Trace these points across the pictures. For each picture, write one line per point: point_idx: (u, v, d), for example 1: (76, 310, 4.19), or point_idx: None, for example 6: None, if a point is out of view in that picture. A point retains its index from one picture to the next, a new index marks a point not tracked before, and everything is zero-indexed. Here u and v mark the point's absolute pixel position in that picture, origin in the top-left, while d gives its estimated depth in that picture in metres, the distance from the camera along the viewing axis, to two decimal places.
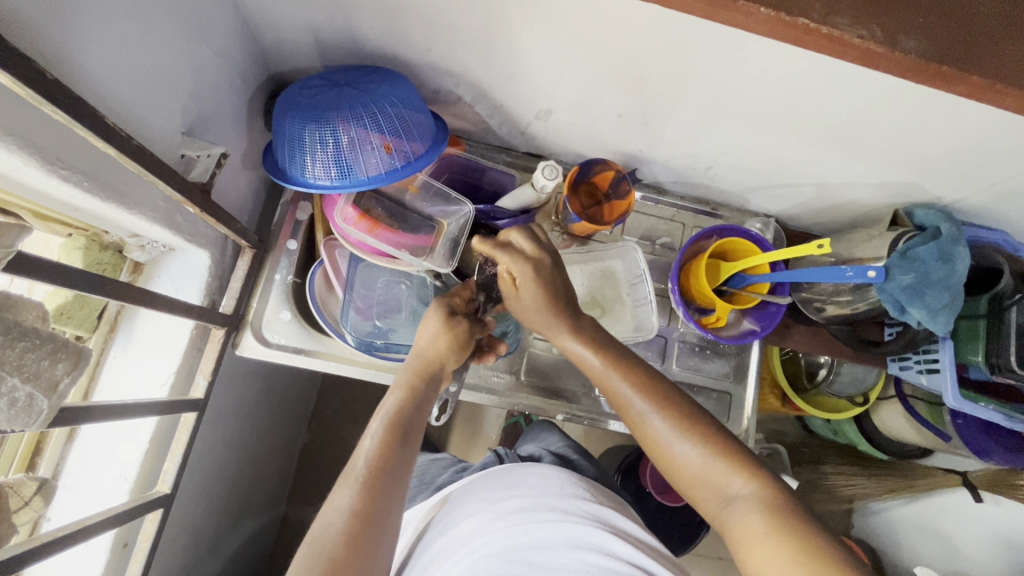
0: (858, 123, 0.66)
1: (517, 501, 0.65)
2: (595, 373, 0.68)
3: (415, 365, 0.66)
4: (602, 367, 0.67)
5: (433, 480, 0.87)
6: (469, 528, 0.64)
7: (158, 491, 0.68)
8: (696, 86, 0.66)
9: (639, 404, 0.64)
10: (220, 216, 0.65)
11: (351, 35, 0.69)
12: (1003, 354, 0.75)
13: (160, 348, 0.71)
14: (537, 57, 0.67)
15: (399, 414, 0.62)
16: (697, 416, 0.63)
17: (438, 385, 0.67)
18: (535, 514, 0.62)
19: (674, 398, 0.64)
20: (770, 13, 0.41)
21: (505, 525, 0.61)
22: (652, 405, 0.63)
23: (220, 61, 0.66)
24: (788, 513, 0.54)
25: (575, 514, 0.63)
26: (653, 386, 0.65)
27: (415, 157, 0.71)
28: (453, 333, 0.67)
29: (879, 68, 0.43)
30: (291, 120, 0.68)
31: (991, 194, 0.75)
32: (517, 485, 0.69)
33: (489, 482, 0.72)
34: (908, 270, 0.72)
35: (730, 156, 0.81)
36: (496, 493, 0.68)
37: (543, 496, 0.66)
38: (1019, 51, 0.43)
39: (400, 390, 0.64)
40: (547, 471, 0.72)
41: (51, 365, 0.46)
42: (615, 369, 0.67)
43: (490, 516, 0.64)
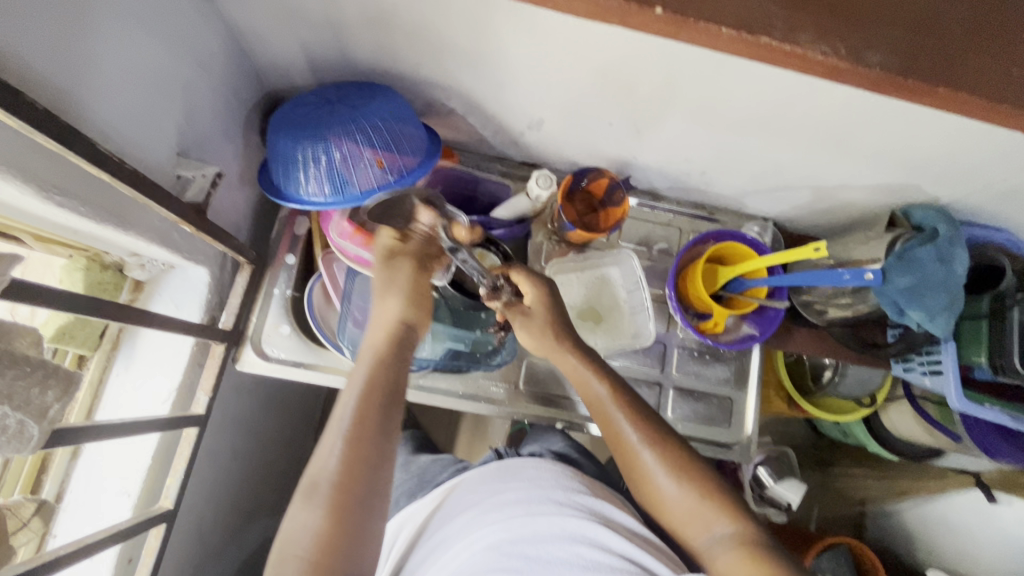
0: (849, 126, 0.66)
1: (513, 494, 0.66)
2: (595, 404, 0.69)
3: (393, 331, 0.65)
4: (606, 397, 0.68)
5: (435, 478, 0.88)
6: (467, 521, 0.65)
7: (161, 506, 0.69)
8: (685, 94, 0.66)
9: (635, 437, 0.65)
10: (216, 235, 0.66)
11: (343, 52, 0.70)
12: (1006, 355, 0.74)
13: (162, 365, 0.72)
14: (525, 69, 0.67)
15: (375, 377, 0.61)
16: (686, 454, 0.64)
17: (409, 341, 0.66)
18: (531, 506, 0.63)
19: (670, 436, 0.65)
20: (733, 33, 0.41)
21: (502, 517, 0.61)
22: (648, 440, 0.64)
23: (213, 81, 0.67)
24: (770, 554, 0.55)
25: (571, 505, 0.64)
26: (647, 421, 0.66)
27: (408, 171, 0.71)
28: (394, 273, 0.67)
29: (847, 82, 0.43)
30: (284, 138, 0.68)
31: (990, 193, 0.74)
32: (513, 478, 0.70)
33: (487, 477, 0.72)
34: (906, 272, 0.71)
35: (723, 161, 0.80)
36: (493, 486, 0.70)
37: (538, 489, 0.66)
38: (994, 62, 0.43)
39: (375, 350, 0.63)
40: (543, 464, 0.73)
41: (41, 393, 0.47)
42: (619, 407, 0.67)
43: (487, 509, 0.65)
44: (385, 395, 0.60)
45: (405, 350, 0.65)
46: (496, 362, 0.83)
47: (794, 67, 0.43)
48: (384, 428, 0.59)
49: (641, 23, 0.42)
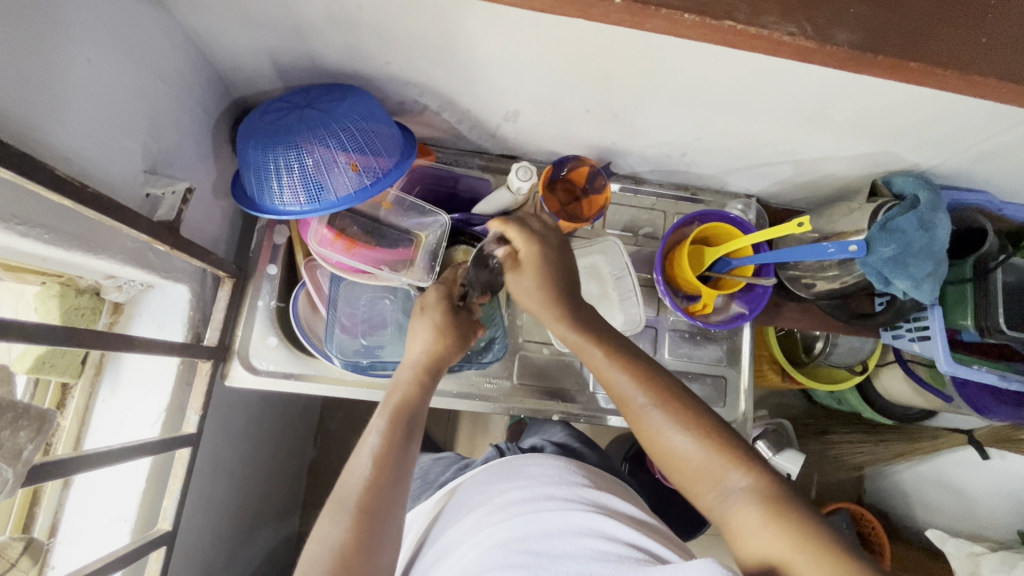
0: (824, 99, 0.65)
1: (518, 492, 0.65)
2: (594, 364, 0.67)
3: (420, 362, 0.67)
4: (602, 358, 0.66)
5: (437, 479, 0.87)
6: (471, 521, 0.65)
7: (159, 529, 0.68)
8: (660, 76, 0.65)
9: (640, 398, 0.62)
10: (192, 251, 0.65)
11: (309, 55, 0.68)
12: (992, 316, 0.75)
13: (148, 387, 0.71)
14: (496, 62, 0.66)
15: (402, 408, 0.63)
16: (693, 405, 0.62)
17: (441, 377, 0.69)
18: (536, 504, 0.63)
19: (675, 390, 0.63)
20: (697, 18, 0.41)
21: (508, 517, 0.61)
22: (651, 397, 0.62)
23: (176, 93, 0.65)
24: (789, 509, 0.53)
25: (575, 500, 0.64)
26: (649, 377, 0.64)
27: (384, 173, 0.70)
28: (454, 324, 0.70)
29: (817, 61, 0.43)
30: (254, 148, 0.67)
31: (968, 157, 0.74)
32: (516, 476, 0.70)
33: (489, 477, 0.72)
34: (889, 241, 0.71)
35: (702, 141, 0.80)
36: (497, 485, 0.70)
37: (542, 486, 0.66)
38: (960, 31, 0.43)
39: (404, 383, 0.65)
40: (545, 460, 0.73)
41: (12, 435, 0.50)
42: (619, 368, 0.65)
43: (492, 509, 0.65)
44: (409, 426, 0.62)
45: (430, 385, 0.67)
46: (489, 361, 0.82)
47: (761, 48, 0.42)
48: (407, 455, 0.60)
49: (605, 13, 0.41)
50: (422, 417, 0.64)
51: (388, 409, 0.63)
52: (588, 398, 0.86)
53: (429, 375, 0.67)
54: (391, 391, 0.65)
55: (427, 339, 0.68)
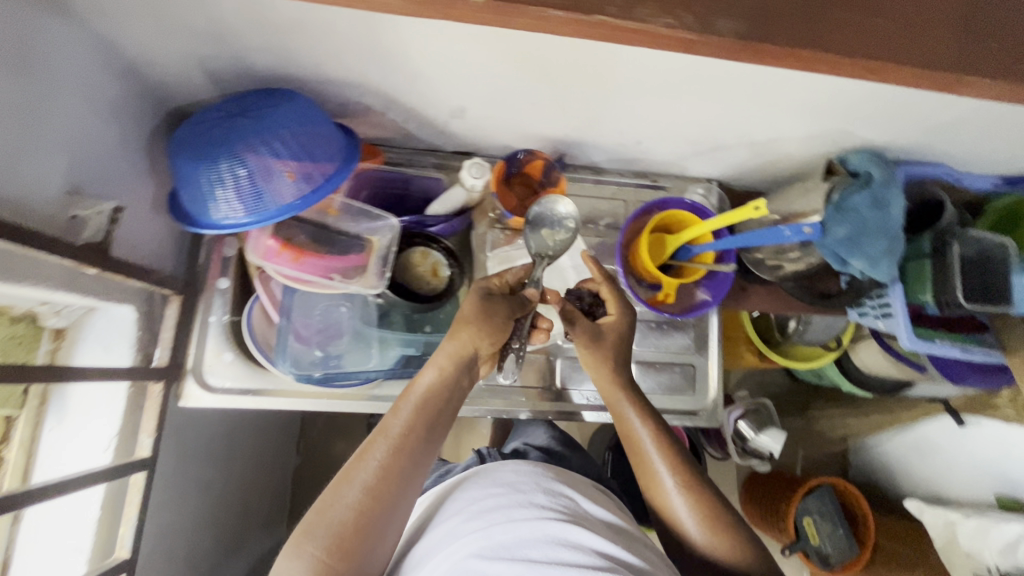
0: (770, 81, 0.64)
1: (493, 500, 0.65)
2: (628, 434, 0.72)
3: (461, 353, 0.65)
4: (639, 433, 0.71)
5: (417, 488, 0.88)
6: (446, 531, 0.64)
7: (117, 557, 0.67)
8: (599, 65, 0.63)
9: (668, 480, 0.68)
10: (127, 272, 0.63)
11: (237, 60, 0.65)
12: (950, 291, 0.75)
13: (97, 414, 0.69)
14: (430, 58, 0.63)
15: (430, 399, 0.63)
16: (711, 497, 0.68)
17: (472, 370, 0.67)
18: (512, 512, 0.62)
19: (699, 481, 0.68)
20: None
21: (484, 526, 0.61)
22: (679, 481, 0.67)
23: (100, 108, 0.63)
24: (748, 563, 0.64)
25: (550, 509, 0.63)
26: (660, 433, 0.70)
27: (325, 179, 0.68)
28: (488, 318, 0.65)
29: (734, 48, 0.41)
30: (186, 161, 0.64)
31: (921, 129, 0.73)
32: (492, 482, 0.69)
33: (466, 485, 0.71)
34: (844, 222, 0.70)
35: (655, 128, 0.78)
36: (473, 493, 0.68)
37: (519, 492, 0.65)
38: None
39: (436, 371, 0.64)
40: (521, 467, 0.71)
41: None
42: (652, 444, 0.70)
43: (467, 518, 0.64)
44: (431, 422, 0.63)
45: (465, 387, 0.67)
46: None
47: (642, 41, 0.43)
48: (421, 460, 0.61)
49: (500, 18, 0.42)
50: (450, 413, 0.65)
51: (413, 402, 0.63)
52: (558, 395, 0.86)
53: (466, 374, 0.66)
54: (424, 375, 0.64)
55: (479, 336, 0.65)
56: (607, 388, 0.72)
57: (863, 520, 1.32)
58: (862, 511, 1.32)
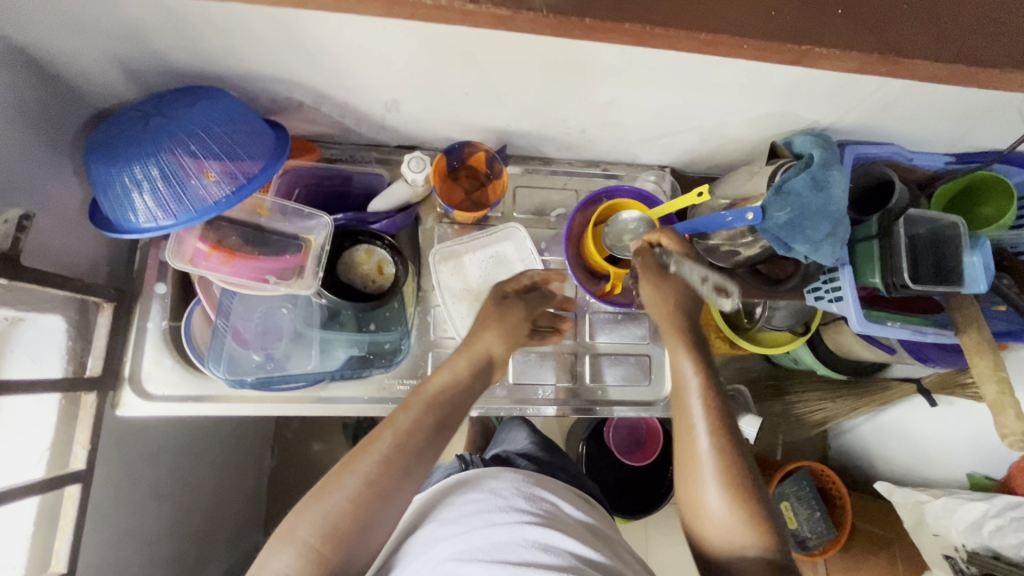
0: (700, 64, 0.62)
1: (473, 505, 0.63)
2: (678, 385, 0.66)
3: (471, 354, 0.68)
4: (691, 386, 0.65)
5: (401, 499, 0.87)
6: (423, 536, 0.63)
7: (52, 571, 0.66)
8: (525, 52, 0.61)
9: (704, 442, 0.61)
10: (45, 281, 0.61)
11: (152, 57, 0.63)
12: (897, 272, 0.74)
13: (28, 426, 0.67)
14: (351, 49, 0.61)
15: (444, 395, 0.63)
16: (749, 476, 0.60)
17: (488, 373, 0.69)
18: (491, 516, 0.61)
19: (742, 455, 0.61)
20: None
21: (462, 530, 0.60)
22: (717, 444, 0.61)
23: (8, 111, 0.60)
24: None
25: (526, 511, 0.62)
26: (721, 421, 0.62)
27: (248, 179, 0.66)
28: (508, 320, 0.71)
29: None
30: (99, 165, 0.62)
31: (864, 109, 0.71)
32: (472, 487, 0.67)
33: (446, 487, 0.69)
34: (783, 206, 0.68)
35: (597, 115, 0.76)
36: (452, 499, 0.66)
37: (498, 495, 0.64)
38: None
39: (448, 376, 0.65)
40: (503, 473, 0.70)
41: None
42: (699, 398, 0.63)
43: (446, 522, 0.62)
44: (442, 420, 0.61)
45: (473, 391, 0.66)
46: (388, 364, 0.79)
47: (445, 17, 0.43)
48: (422, 454, 0.59)
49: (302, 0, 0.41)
50: (459, 416, 0.64)
51: (428, 397, 0.63)
52: (512, 391, 0.84)
53: (475, 378, 0.67)
54: (433, 378, 0.65)
55: (490, 341, 0.69)
56: (663, 319, 0.69)
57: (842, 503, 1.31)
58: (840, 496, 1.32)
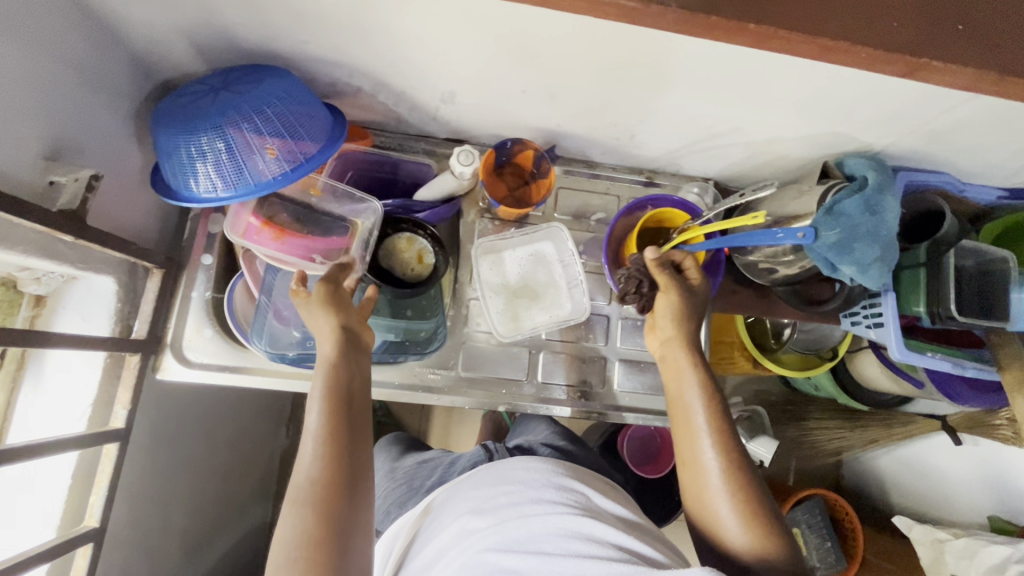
0: (764, 78, 0.62)
1: (506, 498, 0.64)
2: (677, 404, 0.69)
3: (332, 341, 0.64)
4: (692, 402, 0.68)
5: (423, 485, 0.87)
6: (458, 528, 0.63)
7: (85, 525, 0.67)
8: (588, 54, 0.61)
9: (710, 456, 0.64)
10: (106, 242, 0.62)
11: (223, 34, 0.65)
12: (945, 302, 0.73)
13: (73, 383, 0.69)
14: (417, 39, 0.62)
15: (332, 388, 0.61)
16: (754, 484, 0.63)
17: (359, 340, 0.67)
18: (525, 508, 0.61)
19: (747, 469, 0.63)
20: None
21: (497, 522, 0.60)
22: (720, 458, 0.63)
23: (83, 76, 0.62)
24: None
25: (563, 503, 0.62)
26: (721, 424, 0.66)
27: (306, 159, 0.68)
28: (338, 300, 0.66)
29: None
30: (167, 134, 0.64)
31: (921, 136, 0.71)
32: (504, 480, 0.67)
33: (477, 480, 0.70)
34: (834, 226, 0.67)
35: (648, 122, 0.77)
36: (483, 490, 0.67)
37: (529, 489, 0.65)
38: None
39: (326, 371, 0.62)
40: (532, 463, 0.70)
41: None
42: (700, 411, 0.66)
43: (478, 514, 0.63)
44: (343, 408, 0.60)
45: (363, 376, 0.65)
46: (415, 352, 0.81)
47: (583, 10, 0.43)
48: (352, 454, 0.58)
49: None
50: (360, 403, 0.63)
51: (318, 397, 0.60)
52: (540, 389, 0.84)
53: (352, 366, 0.64)
54: (314, 383, 0.62)
55: (325, 321, 0.65)
56: (671, 345, 0.73)
57: (853, 534, 1.27)
58: (853, 529, 1.28)
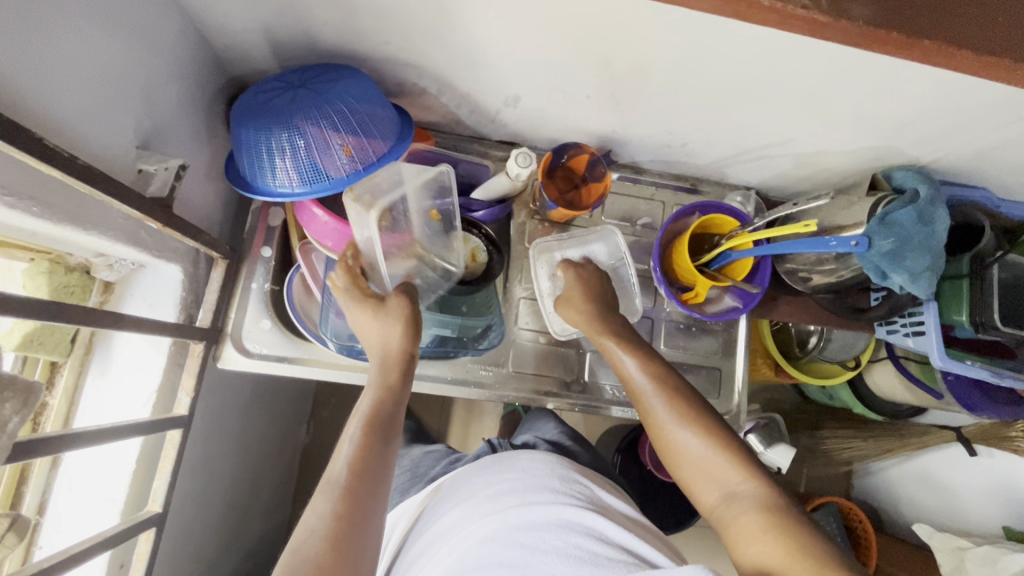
0: (829, 91, 0.65)
1: (508, 484, 0.65)
2: (620, 366, 0.73)
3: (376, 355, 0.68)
4: (629, 359, 0.72)
5: (427, 473, 0.86)
6: (460, 514, 0.64)
7: (149, 510, 0.68)
8: (661, 61, 0.64)
9: (656, 398, 0.68)
10: (187, 231, 0.64)
11: (305, 34, 0.67)
12: (987, 312, 0.75)
13: (139, 368, 0.70)
14: (497, 43, 0.65)
15: (374, 405, 0.63)
16: (705, 412, 0.66)
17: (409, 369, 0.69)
18: (527, 495, 0.62)
19: (691, 400, 0.67)
20: None
21: (497, 508, 0.61)
22: (666, 399, 0.67)
23: (169, 69, 0.64)
24: (786, 513, 0.56)
25: (567, 494, 0.63)
26: (666, 381, 0.69)
27: (378, 156, 0.69)
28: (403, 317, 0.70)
29: (831, 38, 0.41)
30: (247, 129, 0.66)
31: (968, 152, 0.74)
32: (508, 468, 0.69)
33: (483, 467, 0.72)
34: (889, 236, 0.70)
35: (703, 131, 0.79)
36: (487, 479, 0.68)
37: (534, 480, 0.65)
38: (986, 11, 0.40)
39: (374, 391, 0.64)
40: (537, 454, 0.72)
41: None
42: (641, 365, 0.71)
43: (482, 501, 0.64)
44: (383, 428, 0.61)
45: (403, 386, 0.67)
46: (470, 348, 0.82)
47: (771, 21, 0.41)
48: (382, 461, 0.59)
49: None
50: (394, 426, 0.64)
51: (360, 415, 0.62)
52: (586, 388, 0.86)
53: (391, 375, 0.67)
54: (361, 402, 0.64)
55: (382, 338, 0.69)
56: (589, 325, 0.76)
57: (867, 544, 1.29)
58: (866, 538, 1.30)
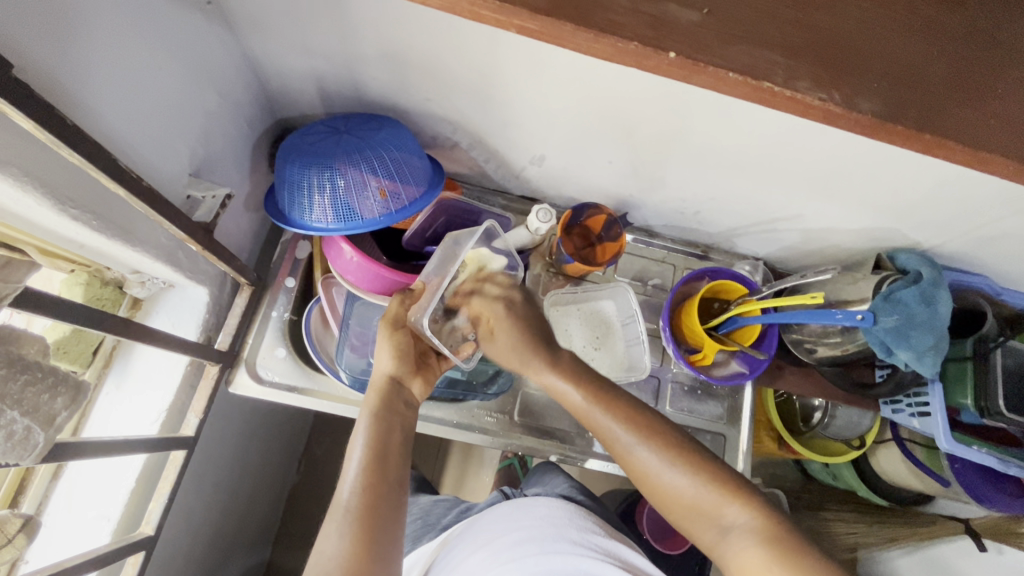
0: (837, 172, 0.69)
1: (525, 532, 0.63)
2: (578, 410, 0.67)
3: (380, 388, 0.67)
4: (585, 404, 0.66)
5: (439, 521, 0.84)
6: (480, 562, 0.62)
7: (141, 532, 0.66)
8: (681, 134, 0.69)
9: (627, 437, 0.63)
10: (221, 255, 0.67)
11: (355, 86, 0.73)
12: (992, 397, 0.76)
13: (154, 384, 0.71)
14: (529, 107, 0.70)
15: (372, 437, 0.63)
16: (684, 442, 0.62)
17: (401, 392, 0.68)
18: (545, 544, 0.61)
19: (661, 427, 0.63)
20: (738, 77, 0.40)
21: (515, 558, 0.59)
22: (636, 436, 0.62)
23: (227, 107, 0.70)
24: (788, 542, 0.53)
25: (585, 546, 0.62)
26: (635, 417, 0.64)
27: (410, 200, 0.73)
28: (397, 344, 0.69)
29: (839, 126, 0.43)
30: (292, 166, 0.71)
31: (969, 240, 0.77)
32: (525, 515, 0.67)
33: (498, 514, 0.70)
34: (892, 312, 0.73)
35: (716, 201, 0.83)
36: (504, 526, 0.67)
37: (552, 528, 0.64)
38: (986, 114, 0.43)
39: (369, 417, 0.64)
40: (554, 502, 0.70)
41: (50, 399, 0.50)
42: (595, 404, 0.66)
43: (500, 550, 0.62)
44: (384, 460, 0.62)
45: (410, 425, 0.67)
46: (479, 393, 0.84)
47: (788, 110, 0.42)
48: (387, 492, 0.60)
49: (654, 65, 0.41)
50: (399, 455, 0.64)
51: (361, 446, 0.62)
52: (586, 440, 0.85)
53: (397, 411, 0.66)
54: (356, 430, 0.64)
55: (385, 363, 0.68)
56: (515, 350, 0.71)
57: None
58: None
